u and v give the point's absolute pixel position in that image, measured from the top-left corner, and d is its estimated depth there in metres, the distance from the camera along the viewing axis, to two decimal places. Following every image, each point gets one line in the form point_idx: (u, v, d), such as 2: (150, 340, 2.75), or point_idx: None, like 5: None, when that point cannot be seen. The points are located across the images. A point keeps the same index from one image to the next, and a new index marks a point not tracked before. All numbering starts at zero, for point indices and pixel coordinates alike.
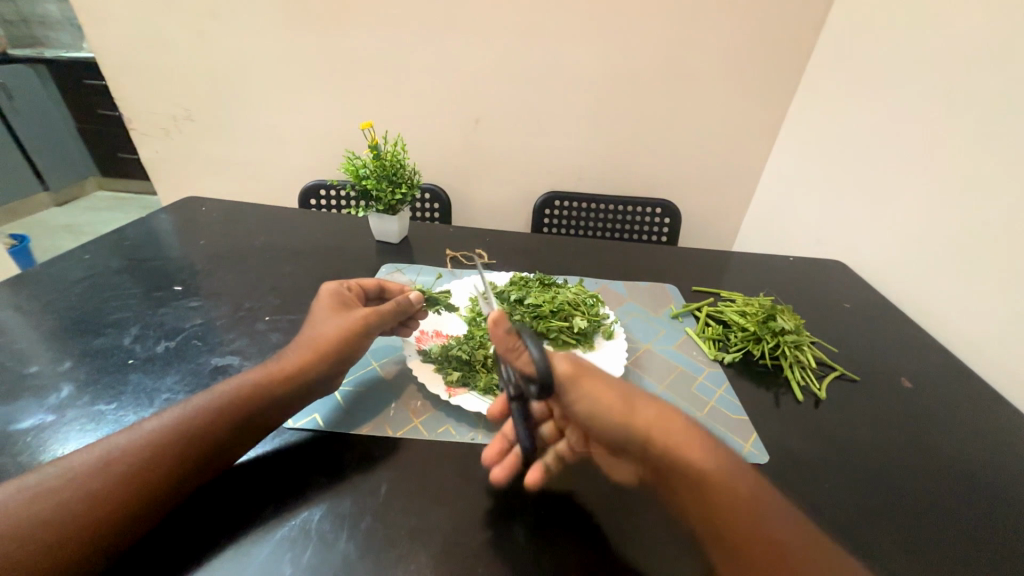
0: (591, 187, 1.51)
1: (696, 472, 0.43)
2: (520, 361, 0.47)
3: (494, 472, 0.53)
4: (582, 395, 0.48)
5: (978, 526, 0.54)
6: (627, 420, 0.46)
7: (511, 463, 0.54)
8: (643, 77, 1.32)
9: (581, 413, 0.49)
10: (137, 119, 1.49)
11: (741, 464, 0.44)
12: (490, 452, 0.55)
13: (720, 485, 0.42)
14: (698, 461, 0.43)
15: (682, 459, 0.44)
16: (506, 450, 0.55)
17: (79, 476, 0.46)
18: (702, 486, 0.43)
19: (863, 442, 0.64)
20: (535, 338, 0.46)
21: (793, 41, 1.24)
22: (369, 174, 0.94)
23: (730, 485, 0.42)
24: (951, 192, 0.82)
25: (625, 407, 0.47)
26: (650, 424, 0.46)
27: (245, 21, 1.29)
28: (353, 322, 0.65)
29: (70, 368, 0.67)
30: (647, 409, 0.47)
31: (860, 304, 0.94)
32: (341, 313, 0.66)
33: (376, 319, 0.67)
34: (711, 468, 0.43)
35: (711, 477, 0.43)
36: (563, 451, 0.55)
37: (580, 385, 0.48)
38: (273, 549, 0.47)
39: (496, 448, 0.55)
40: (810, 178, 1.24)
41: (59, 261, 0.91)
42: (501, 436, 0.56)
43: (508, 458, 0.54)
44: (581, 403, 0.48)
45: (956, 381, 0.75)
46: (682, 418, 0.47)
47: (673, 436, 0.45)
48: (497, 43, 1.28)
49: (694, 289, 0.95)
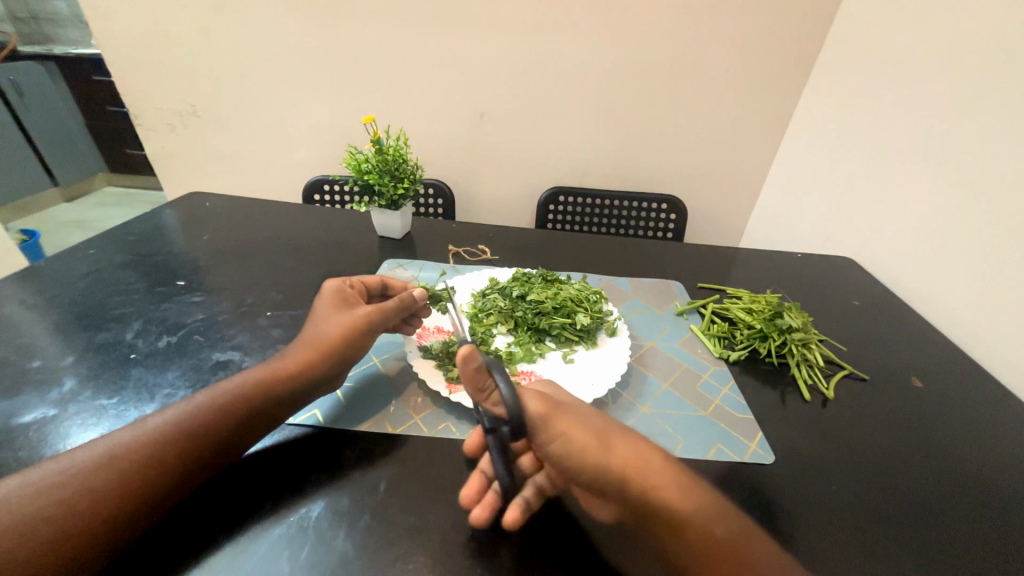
0: (596, 182, 1.50)
1: (674, 515, 0.43)
2: (490, 403, 0.47)
3: (475, 513, 0.48)
4: (557, 435, 0.46)
5: (989, 529, 0.53)
6: (603, 460, 0.45)
7: (490, 502, 0.49)
8: (650, 70, 1.29)
9: (556, 453, 0.46)
10: (142, 115, 1.49)
11: (718, 504, 0.44)
12: (469, 493, 0.49)
13: (695, 527, 0.42)
14: (674, 502, 0.43)
15: (659, 501, 0.43)
16: (483, 488, 0.50)
17: (80, 472, 0.46)
18: (679, 528, 0.43)
19: (871, 442, 0.63)
20: (505, 375, 0.46)
21: (804, 32, 1.22)
22: (371, 169, 0.93)
23: (707, 527, 0.42)
24: (966, 186, 0.80)
25: (601, 446, 0.46)
26: (626, 464, 0.45)
27: (248, 15, 1.28)
28: (355, 320, 0.64)
29: (73, 363, 0.67)
30: (623, 448, 0.46)
31: (871, 302, 0.93)
32: (343, 311, 0.65)
33: (378, 316, 0.66)
34: (688, 508, 0.43)
35: (687, 518, 0.42)
36: (543, 484, 0.51)
37: (556, 422, 0.47)
38: (271, 546, 0.46)
39: (473, 487, 0.50)
40: (819, 172, 1.22)
41: (64, 256, 0.91)
42: (477, 472, 0.51)
43: (487, 498, 0.49)
44: (555, 444, 0.46)
45: (969, 381, 0.73)
46: (658, 456, 0.46)
47: (649, 476, 0.44)
48: (502, 36, 1.27)
49: (700, 285, 0.94)
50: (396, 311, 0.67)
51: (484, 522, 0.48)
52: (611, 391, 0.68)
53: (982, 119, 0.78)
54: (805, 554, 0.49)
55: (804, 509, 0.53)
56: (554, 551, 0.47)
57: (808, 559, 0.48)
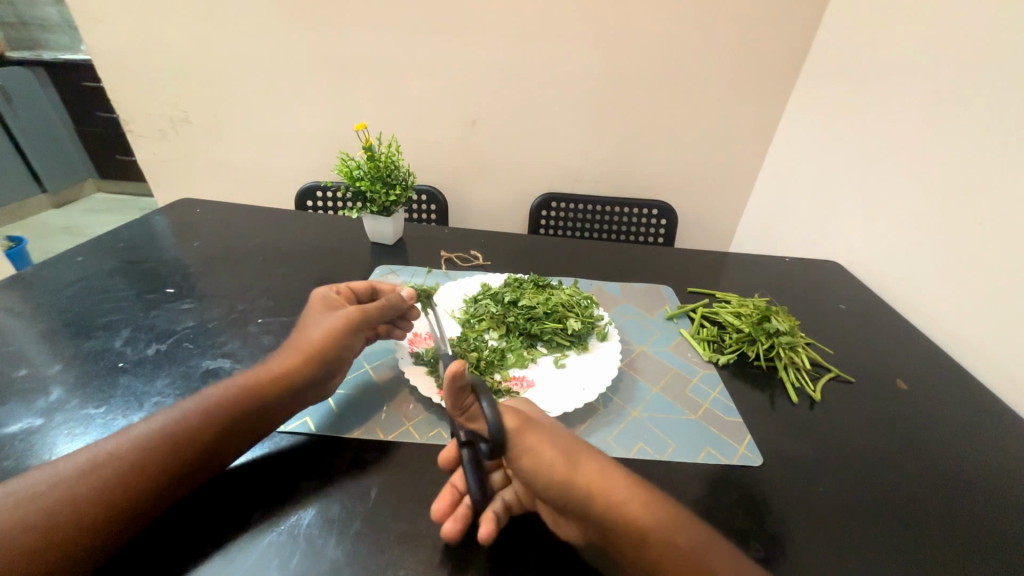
0: (588, 188, 1.51)
1: (637, 529, 0.42)
2: (469, 420, 0.47)
3: (446, 526, 0.47)
4: (526, 450, 0.45)
5: (973, 529, 0.54)
6: (569, 478, 0.45)
7: (462, 513, 0.48)
8: (640, 78, 1.31)
9: (525, 470, 0.46)
10: (134, 121, 1.49)
11: (680, 514, 0.44)
12: (440, 506, 0.48)
13: (660, 541, 0.41)
14: (639, 518, 0.43)
15: (623, 518, 0.43)
16: (454, 501, 0.49)
17: (62, 482, 0.45)
18: (644, 545, 0.42)
19: (857, 444, 0.64)
20: (490, 398, 0.46)
21: (791, 40, 1.24)
22: (363, 175, 0.94)
23: (671, 539, 0.42)
24: (948, 195, 0.82)
25: (567, 464, 0.46)
26: (591, 483, 0.44)
27: (240, 22, 1.28)
28: (339, 325, 0.64)
29: (60, 371, 0.66)
30: (587, 468, 0.46)
31: (857, 306, 0.94)
32: (327, 318, 0.65)
33: (362, 316, 0.67)
34: (651, 523, 0.42)
35: (651, 533, 0.42)
36: (511, 499, 0.50)
37: (524, 439, 0.46)
38: (260, 555, 0.46)
39: (445, 500, 0.49)
40: (808, 178, 1.23)
41: (52, 263, 0.90)
42: (448, 487, 0.50)
43: (459, 510, 0.49)
44: (523, 460, 0.45)
45: (951, 383, 0.75)
46: (622, 476, 0.46)
47: (614, 493, 0.44)
48: (494, 44, 1.28)
49: (690, 290, 0.95)
50: (381, 312, 0.69)
51: (455, 536, 0.47)
52: (601, 395, 0.69)
53: (963, 125, 0.80)
54: (793, 556, 0.49)
55: (791, 511, 0.54)
56: (541, 551, 0.48)
57: (796, 559, 0.49)
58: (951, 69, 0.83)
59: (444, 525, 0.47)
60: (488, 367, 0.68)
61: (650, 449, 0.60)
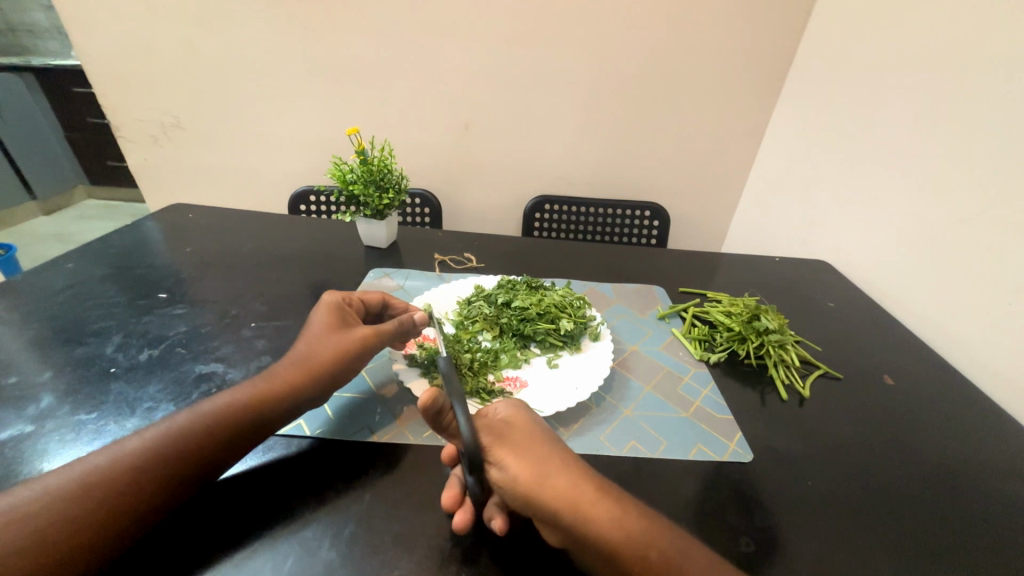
0: (580, 191, 1.52)
1: (606, 545, 0.42)
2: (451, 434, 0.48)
3: (457, 518, 0.48)
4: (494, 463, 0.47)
5: (961, 524, 0.54)
6: (536, 492, 0.45)
7: (471, 504, 0.50)
8: (632, 80, 1.33)
9: (496, 482, 0.47)
10: (124, 127, 1.48)
11: (655, 527, 0.44)
12: (449, 496, 0.49)
13: (627, 554, 0.42)
14: (608, 531, 0.43)
15: (590, 532, 0.43)
16: (461, 490, 0.50)
17: (56, 501, 0.45)
18: (611, 558, 0.42)
19: (844, 437, 0.65)
20: (465, 415, 0.46)
21: (779, 42, 1.26)
22: (356, 179, 0.94)
23: (639, 553, 0.42)
24: (931, 196, 0.84)
25: (535, 478, 0.46)
26: (560, 496, 0.45)
27: (232, 27, 1.29)
28: (350, 345, 0.64)
29: (50, 378, 0.66)
30: (559, 479, 0.46)
31: (844, 303, 0.96)
32: (340, 332, 0.65)
33: (374, 341, 0.66)
34: (620, 538, 0.42)
35: (618, 546, 0.42)
36: None
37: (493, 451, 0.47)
38: (254, 557, 0.46)
39: (453, 492, 0.50)
40: (796, 179, 1.25)
41: (43, 270, 0.90)
42: (454, 479, 0.52)
43: (468, 501, 0.50)
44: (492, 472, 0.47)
45: (938, 380, 0.76)
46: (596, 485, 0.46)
47: (583, 508, 0.44)
48: (486, 47, 1.29)
49: (681, 290, 0.96)
50: (393, 335, 0.67)
51: (466, 526, 0.48)
52: (594, 395, 0.69)
53: (953, 129, 0.81)
54: (782, 551, 0.50)
55: (782, 506, 0.55)
56: (538, 547, 0.49)
57: (786, 555, 0.50)
58: (934, 74, 0.85)
59: (455, 516, 0.48)
60: (481, 368, 0.68)
61: (642, 447, 0.61)
